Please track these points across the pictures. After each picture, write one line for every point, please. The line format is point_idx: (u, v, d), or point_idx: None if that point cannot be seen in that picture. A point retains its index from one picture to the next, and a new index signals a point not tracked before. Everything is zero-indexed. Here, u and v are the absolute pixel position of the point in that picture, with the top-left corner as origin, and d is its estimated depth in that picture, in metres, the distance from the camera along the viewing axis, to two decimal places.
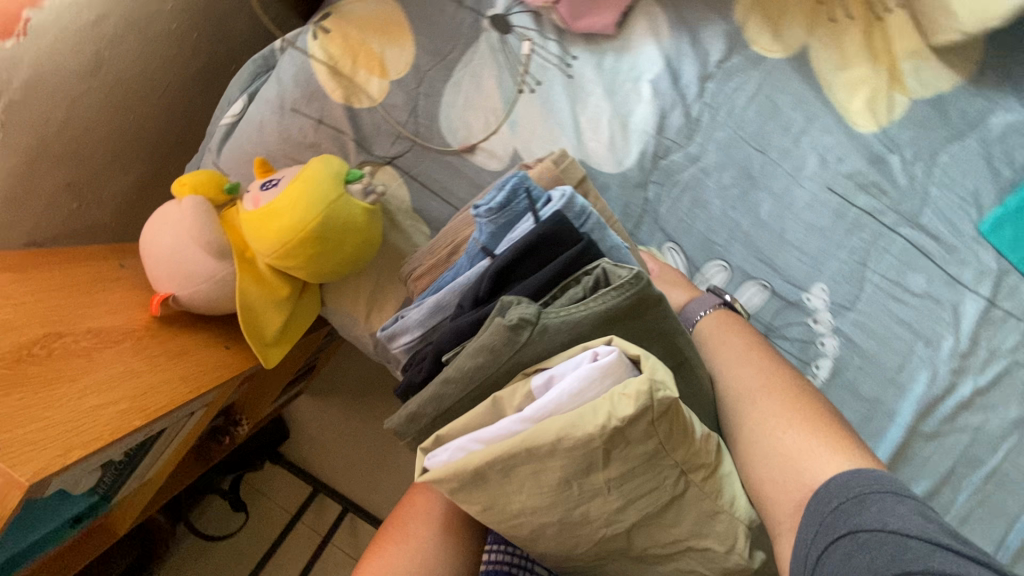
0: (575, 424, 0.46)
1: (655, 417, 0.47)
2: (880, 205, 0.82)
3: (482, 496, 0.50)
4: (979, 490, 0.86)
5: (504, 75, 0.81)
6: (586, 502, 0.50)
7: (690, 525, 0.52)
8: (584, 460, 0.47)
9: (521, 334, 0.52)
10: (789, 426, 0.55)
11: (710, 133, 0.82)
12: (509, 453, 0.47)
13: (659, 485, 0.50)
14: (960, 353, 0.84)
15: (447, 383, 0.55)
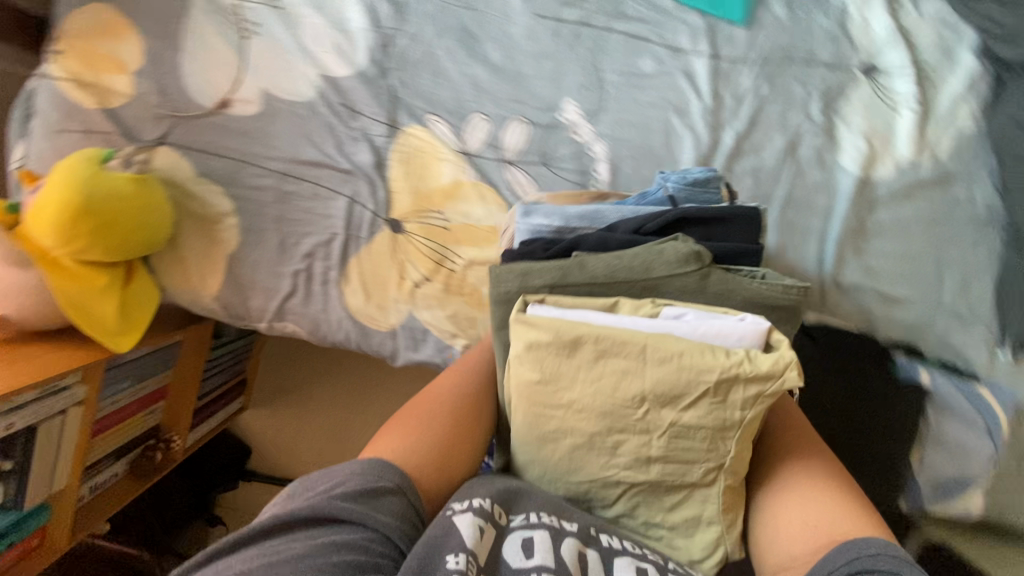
0: (694, 362, 0.65)
1: (764, 392, 0.65)
2: (586, 13, 0.93)
3: (553, 365, 0.71)
4: (778, 218, 0.96)
5: (226, 30, 0.90)
6: (626, 441, 0.70)
7: (683, 516, 0.72)
8: (678, 381, 0.66)
9: (691, 265, 0.75)
10: (803, 481, 0.71)
11: (419, 9, 0.91)
12: (626, 337, 0.68)
13: (693, 443, 0.68)
14: (710, 109, 0.94)
15: (584, 267, 0.77)
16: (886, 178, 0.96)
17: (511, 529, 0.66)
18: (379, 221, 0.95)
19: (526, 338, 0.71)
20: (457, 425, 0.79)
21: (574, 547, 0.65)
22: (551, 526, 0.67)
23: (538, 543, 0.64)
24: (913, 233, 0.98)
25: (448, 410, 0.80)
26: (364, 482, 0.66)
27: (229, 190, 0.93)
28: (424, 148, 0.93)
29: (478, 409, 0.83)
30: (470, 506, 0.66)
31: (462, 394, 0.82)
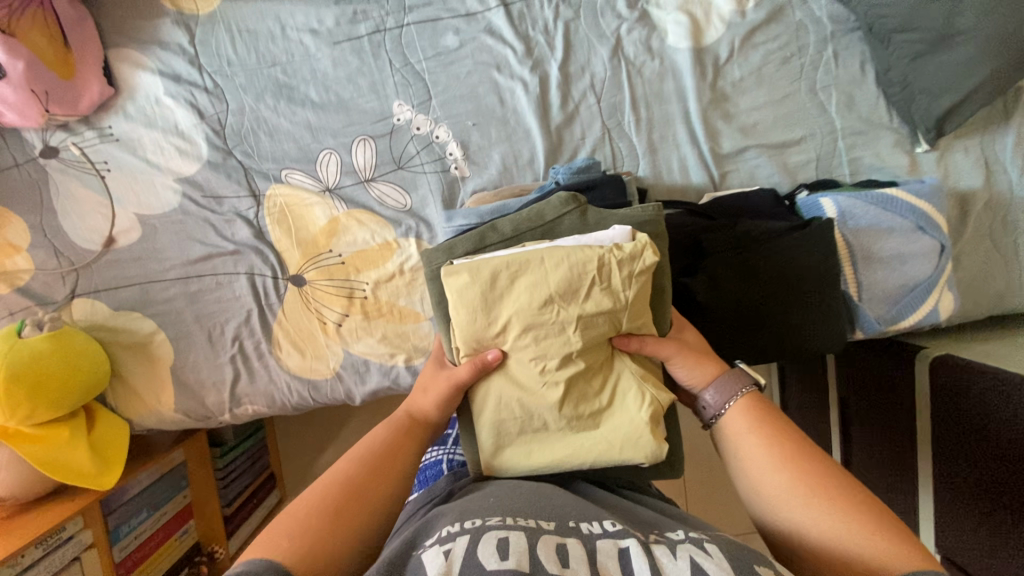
0: (578, 258, 0.64)
1: (635, 272, 0.64)
2: (377, 21, 0.96)
3: (482, 299, 0.65)
4: (636, 119, 0.97)
5: (84, 177, 0.97)
6: (546, 339, 0.65)
7: (609, 398, 0.67)
8: (573, 272, 0.64)
9: (569, 206, 0.73)
10: (800, 503, 0.55)
11: (232, 85, 0.97)
12: (521, 257, 0.65)
13: (609, 304, 0.64)
14: (525, 52, 0.96)
15: (496, 229, 0.72)
16: (717, 37, 0.97)
17: (487, 528, 0.52)
18: (282, 282, 1.00)
19: (454, 285, 0.65)
20: (367, 490, 0.60)
21: (553, 541, 0.51)
22: (526, 526, 0.53)
23: (516, 547, 0.49)
24: (768, 74, 0.97)
25: (361, 474, 0.61)
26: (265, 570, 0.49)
27: (146, 311, 0.99)
28: (292, 201, 0.99)
29: (396, 475, 0.62)
30: (444, 537, 0.52)
31: (398, 448, 0.64)
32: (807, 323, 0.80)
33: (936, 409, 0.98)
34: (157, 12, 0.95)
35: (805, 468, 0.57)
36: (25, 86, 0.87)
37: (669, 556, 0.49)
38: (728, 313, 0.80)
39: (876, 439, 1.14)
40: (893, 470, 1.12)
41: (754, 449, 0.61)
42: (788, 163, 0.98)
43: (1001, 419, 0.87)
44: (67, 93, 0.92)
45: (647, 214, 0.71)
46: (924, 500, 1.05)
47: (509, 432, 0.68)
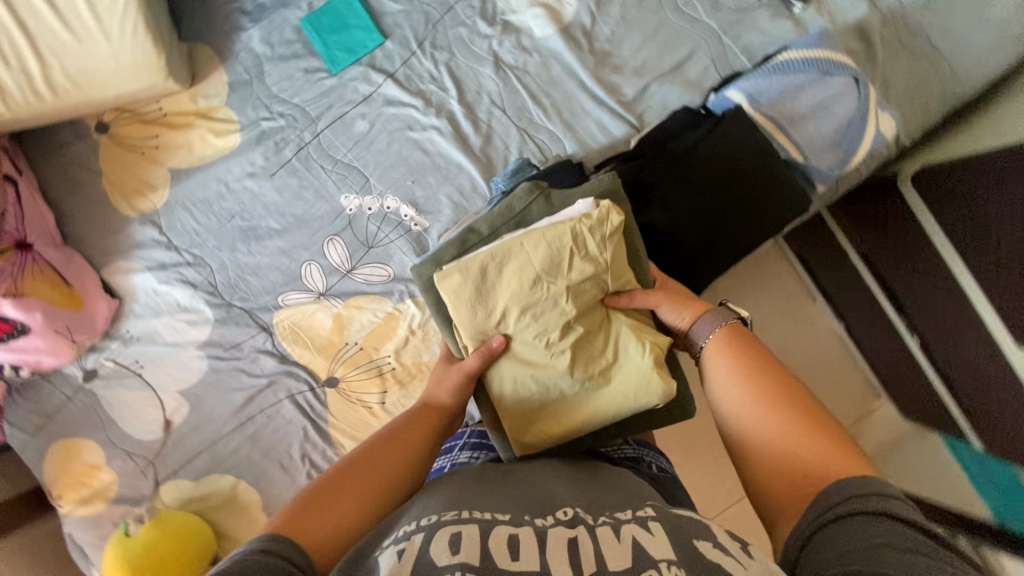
0: (553, 234, 0.70)
1: (607, 234, 0.70)
2: (297, 140, 1.07)
3: (476, 291, 0.70)
4: (543, 109, 1.05)
5: (126, 381, 1.09)
6: (544, 315, 0.69)
7: (614, 351, 0.71)
8: (552, 247, 0.69)
9: (534, 194, 0.80)
10: (746, 417, 0.62)
11: (207, 249, 1.08)
12: (503, 244, 0.71)
13: (589, 270, 0.70)
14: (426, 104, 1.06)
15: (475, 231, 0.79)
16: (574, 13, 1.07)
17: (441, 523, 0.51)
18: (319, 390, 1.08)
19: (446, 285, 0.70)
20: (386, 467, 0.62)
21: (507, 533, 0.51)
22: (480, 518, 0.53)
23: (468, 540, 0.49)
24: (633, 18, 1.06)
25: (378, 453, 0.63)
26: (272, 546, 0.49)
27: (220, 469, 1.08)
28: (298, 318, 1.08)
29: (411, 453, 0.65)
30: (398, 537, 0.51)
31: (413, 433, 0.67)
32: (764, 210, 0.87)
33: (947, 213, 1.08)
34: (125, 223, 1.09)
35: (762, 391, 0.63)
36: (46, 329, 1.00)
37: (615, 538, 0.51)
38: (695, 226, 0.86)
39: (908, 281, 1.19)
40: (933, 300, 1.15)
41: (730, 373, 0.66)
42: (691, 79, 1.04)
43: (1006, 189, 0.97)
44: (84, 320, 1.04)
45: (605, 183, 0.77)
46: (956, 311, 1.09)
47: (531, 411, 0.73)
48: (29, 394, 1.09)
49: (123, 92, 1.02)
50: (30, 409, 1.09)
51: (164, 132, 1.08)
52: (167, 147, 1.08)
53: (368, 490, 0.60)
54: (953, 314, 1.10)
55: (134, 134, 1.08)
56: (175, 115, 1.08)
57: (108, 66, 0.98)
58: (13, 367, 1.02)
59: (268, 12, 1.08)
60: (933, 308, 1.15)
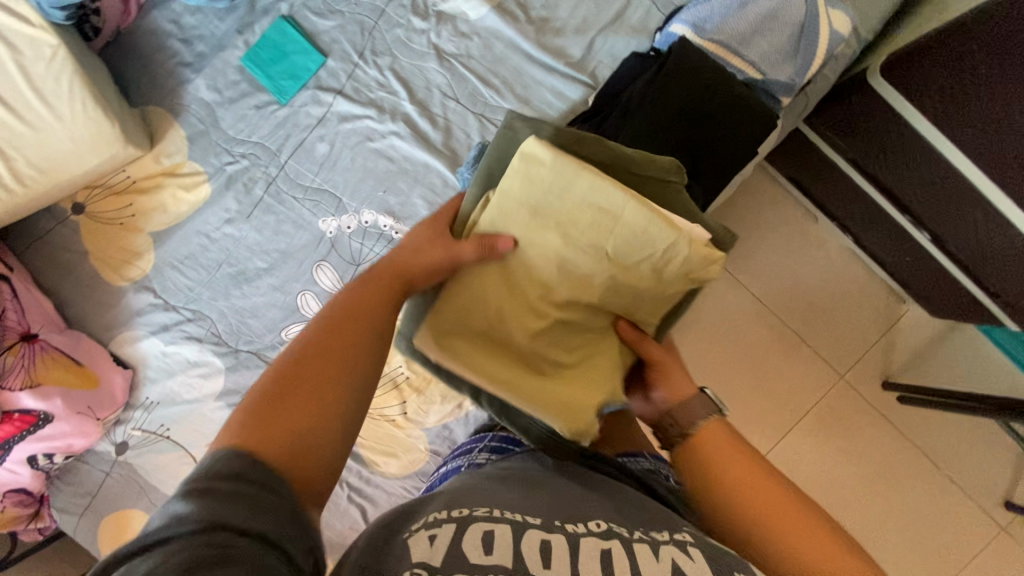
0: (643, 224, 0.66)
1: (683, 268, 0.67)
2: (265, 176, 1.08)
3: (541, 194, 0.68)
4: (495, 89, 1.04)
5: (156, 445, 1.11)
6: (562, 267, 0.69)
7: (581, 352, 0.72)
8: (638, 233, 0.66)
9: (650, 167, 0.75)
10: (752, 527, 0.54)
11: (203, 301, 1.10)
12: (604, 184, 0.67)
13: (639, 278, 0.69)
14: (379, 111, 1.06)
15: (601, 145, 0.74)
16: None
17: (471, 518, 0.49)
18: None
19: (526, 155, 0.68)
20: (342, 354, 0.52)
21: (540, 536, 0.47)
22: (513, 517, 0.50)
23: (501, 539, 0.46)
24: None
25: (326, 340, 0.53)
26: (230, 467, 0.41)
27: None
28: None
29: (369, 328, 0.56)
30: (427, 523, 0.49)
31: (367, 303, 0.58)
32: (730, 136, 0.86)
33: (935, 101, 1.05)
34: (120, 294, 1.10)
35: (755, 491, 0.56)
36: (69, 412, 1.01)
37: (651, 557, 0.46)
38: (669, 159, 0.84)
39: (907, 177, 1.16)
40: (943, 193, 1.11)
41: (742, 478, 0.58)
42: (635, 24, 1.02)
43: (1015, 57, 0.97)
44: (102, 395, 1.06)
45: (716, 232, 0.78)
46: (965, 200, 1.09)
47: (470, 328, 0.71)
48: (68, 478, 1.12)
49: (88, 169, 1.03)
50: (74, 491, 1.11)
51: (137, 198, 1.09)
52: (143, 212, 1.09)
53: (330, 390, 0.50)
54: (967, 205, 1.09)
55: (109, 206, 1.09)
56: (142, 179, 1.09)
57: (66, 147, 0.98)
58: (46, 456, 1.03)
59: (206, 58, 1.07)
60: (947, 201, 1.12)
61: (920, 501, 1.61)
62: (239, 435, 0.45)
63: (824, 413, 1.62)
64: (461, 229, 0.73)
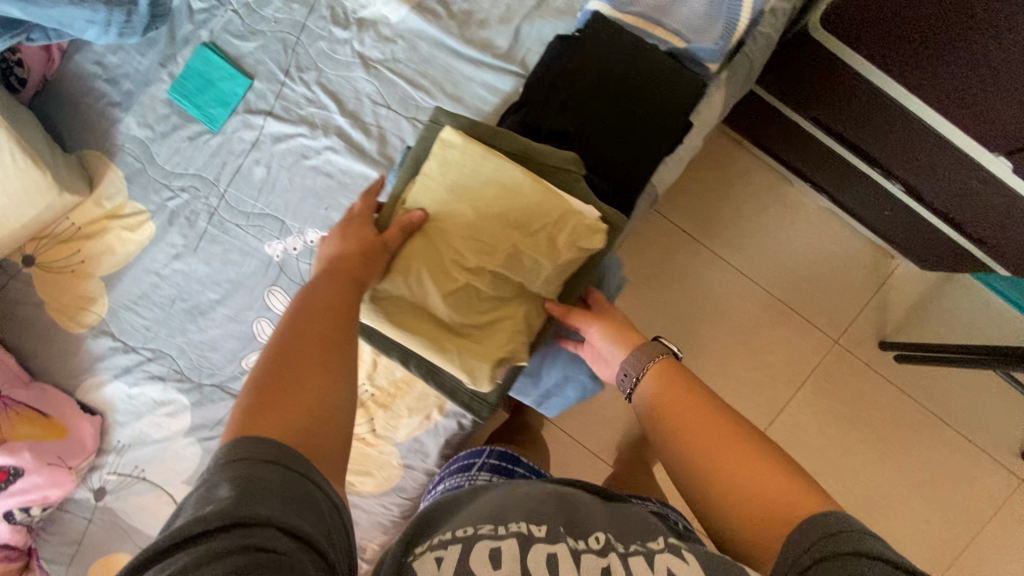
0: (544, 201, 0.69)
1: (578, 243, 0.70)
2: (206, 206, 1.06)
3: (452, 172, 0.70)
4: (425, 91, 1.01)
5: (133, 487, 1.11)
6: (468, 236, 0.69)
7: (490, 315, 0.71)
8: (538, 211, 0.69)
9: (556, 158, 0.73)
10: (700, 452, 0.61)
11: (162, 340, 1.09)
12: (508, 165, 0.70)
13: (539, 249, 0.69)
14: (311, 128, 1.03)
15: (507, 137, 0.73)
16: None
17: (477, 537, 0.54)
18: None
19: (446, 134, 0.71)
20: (310, 352, 0.58)
21: (543, 550, 0.52)
22: (519, 531, 0.55)
23: (507, 554, 0.51)
24: None
25: (295, 342, 0.58)
26: (248, 475, 0.45)
27: None
28: None
29: (337, 325, 0.61)
30: (433, 544, 0.55)
31: (333, 301, 0.63)
32: (657, 107, 0.79)
33: (875, 41, 0.97)
34: (80, 341, 1.10)
35: (703, 416, 0.63)
36: (39, 465, 1.01)
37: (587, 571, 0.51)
38: (597, 144, 0.79)
39: (877, 137, 1.10)
40: (915, 153, 1.06)
41: (693, 427, 0.63)
42: (559, 7, 0.98)
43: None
44: (71, 444, 1.06)
45: (618, 219, 0.74)
46: (924, 144, 1.03)
47: (390, 291, 0.72)
48: (52, 529, 1.12)
49: (28, 223, 1.02)
50: (59, 541, 1.12)
51: (83, 244, 1.08)
52: (92, 258, 1.08)
53: (306, 386, 0.55)
54: (942, 161, 1.03)
55: (58, 256, 1.09)
56: (86, 224, 1.08)
57: None
58: (22, 510, 1.04)
59: (134, 95, 1.06)
60: (920, 157, 1.06)
61: (930, 462, 1.55)
62: (239, 428, 0.50)
63: (820, 381, 1.57)
64: (382, 215, 0.75)
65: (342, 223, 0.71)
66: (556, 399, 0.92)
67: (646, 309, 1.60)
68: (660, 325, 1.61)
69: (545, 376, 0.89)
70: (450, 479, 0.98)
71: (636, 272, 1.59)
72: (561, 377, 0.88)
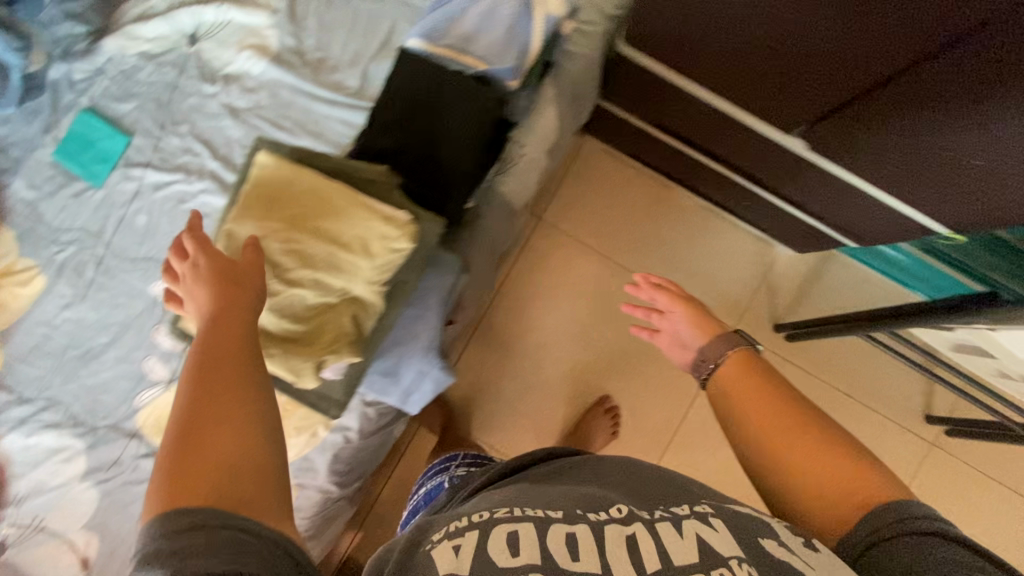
0: (353, 209, 0.74)
1: (392, 247, 0.74)
2: (92, 256, 1.13)
3: (267, 194, 0.75)
4: (288, 131, 1.12)
5: (29, 540, 1.11)
6: (286, 250, 0.74)
7: (313, 323, 0.75)
8: (350, 220, 0.74)
9: (371, 172, 0.80)
10: (770, 442, 0.63)
11: (55, 387, 1.13)
12: (320, 180, 0.76)
13: (355, 256, 0.74)
14: (187, 174, 1.12)
15: (323, 158, 0.80)
16: (278, 39, 1.13)
17: (494, 521, 0.57)
18: None
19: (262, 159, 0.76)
20: (222, 396, 0.54)
21: (562, 530, 0.56)
22: (536, 516, 0.58)
23: (524, 535, 0.55)
24: (330, 20, 1.13)
25: (208, 394, 0.54)
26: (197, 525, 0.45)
27: None
28: (156, 412, 1.11)
29: (247, 367, 0.58)
30: (449, 532, 0.58)
31: (228, 341, 0.60)
32: (463, 115, 0.88)
33: (767, 58, 0.88)
34: None
35: (781, 409, 0.65)
36: None
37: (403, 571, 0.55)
38: (415, 159, 0.88)
39: (710, 134, 1.21)
40: (741, 145, 1.18)
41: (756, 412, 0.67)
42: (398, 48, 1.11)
43: (885, 19, 0.68)
44: None
45: (430, 219, 0.81)
46: (838, 144, 0.99)
47: None
48: None
49: None
50: None
51: None
52: None
53: (224, 430, 0.52)
54: (763, 149, 1.15)
55: None
56: None
57: None
58: None
59: (20, 161, 1.14)
60: (745, 147, 1.18)
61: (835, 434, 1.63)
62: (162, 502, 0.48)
63: None
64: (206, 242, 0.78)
65: (192, 269, 0.66)
66: (417, 396, 0.97)
67: (554, 318, 1.69)
68: (569, 331, 1.69)
69: (402, 375, 0.94)
70: (429, 477, 1.14)
71: (539, 283, 1.69)
72: (417, 373, 0.94)
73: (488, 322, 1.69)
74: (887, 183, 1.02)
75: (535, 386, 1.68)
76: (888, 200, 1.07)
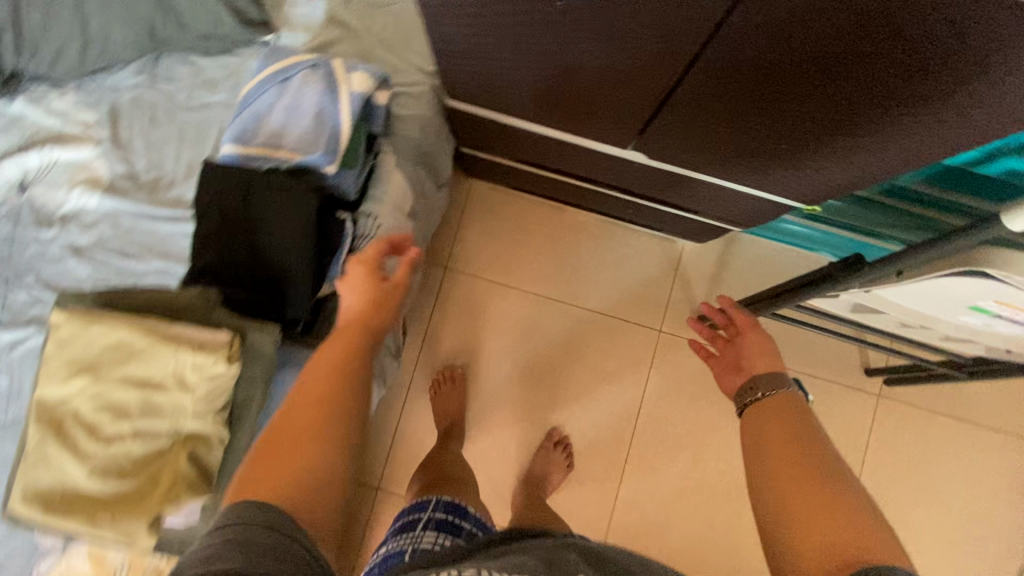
0: (164, 346, 0.81)
1: (206, 371, 0.81)
2: None
3: (79, 353, 0.82)
4: (135, 257, 1.07)
5: None
6: (109, 400, 0.81)
7: (149, 461, 0.81)
8: (162, 356, 0.81)
9: (190, 298, 0.86)
10: (776, 459, 0.75)
11: None
12: (128, 325, 0.82)
13: (174, 392, 0.81)
14: (39, 325, 1.07)
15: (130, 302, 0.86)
16: (108, 168, 1.10)
17: None
18: None
19: (60, 324, 0.83)
20: (319, 424, 0.62)
21: None
22: None
23: None
24: (157, 139, 1.11)
25: (320, 404, 0.64)
26: (263, 537, 0.51)
27: None
28: None
29: (357, 381, 0.68)
30: None
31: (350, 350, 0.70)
32: (277, 219, 0.86)
33: (617, 88, 0.85)
34: None
35: (794, 438, 0.77)
36: None
37: None
38: (239, 273, 0.87)
39: (566, 158, 1.21)
40: (595, 163, 1.18)
41: (776, 435, 0.79)
42: None
43: (830, 34, 0.62)
44: None
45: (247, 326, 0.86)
46: (758, 155, 0.93)
47: (44, 477, 0.80)
48: None
49: None
50: None
51: None
52: None
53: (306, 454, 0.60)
54: (617, 163, 1.15)
55: None
56: None
57: None
58: None
59: None
60: (600, 163, 1.18)
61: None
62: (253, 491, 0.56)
63: (662, 372, 1.64)
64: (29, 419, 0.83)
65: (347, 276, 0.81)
66: None
67: (485, 366, 1.64)
68: (504, 373, 1.64)
69: None
70: (395, 536, 1.03)
71: (463, 333, 1.65)
72: None
73: (418, 385, 1.62)
74: (810, 183, 0.96)
75: (482, 438, 1.61)
76: (795, 194, 1.03)
